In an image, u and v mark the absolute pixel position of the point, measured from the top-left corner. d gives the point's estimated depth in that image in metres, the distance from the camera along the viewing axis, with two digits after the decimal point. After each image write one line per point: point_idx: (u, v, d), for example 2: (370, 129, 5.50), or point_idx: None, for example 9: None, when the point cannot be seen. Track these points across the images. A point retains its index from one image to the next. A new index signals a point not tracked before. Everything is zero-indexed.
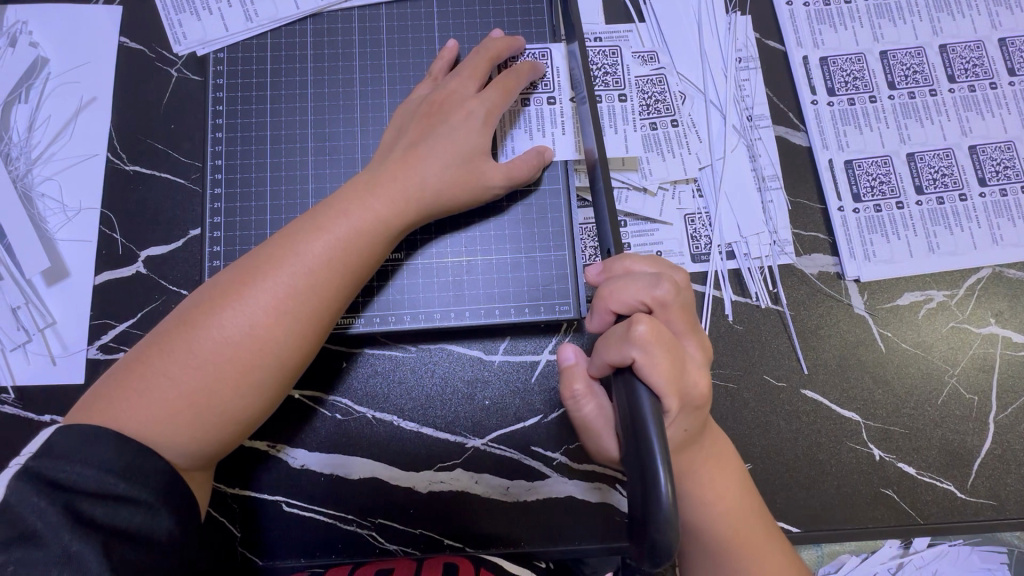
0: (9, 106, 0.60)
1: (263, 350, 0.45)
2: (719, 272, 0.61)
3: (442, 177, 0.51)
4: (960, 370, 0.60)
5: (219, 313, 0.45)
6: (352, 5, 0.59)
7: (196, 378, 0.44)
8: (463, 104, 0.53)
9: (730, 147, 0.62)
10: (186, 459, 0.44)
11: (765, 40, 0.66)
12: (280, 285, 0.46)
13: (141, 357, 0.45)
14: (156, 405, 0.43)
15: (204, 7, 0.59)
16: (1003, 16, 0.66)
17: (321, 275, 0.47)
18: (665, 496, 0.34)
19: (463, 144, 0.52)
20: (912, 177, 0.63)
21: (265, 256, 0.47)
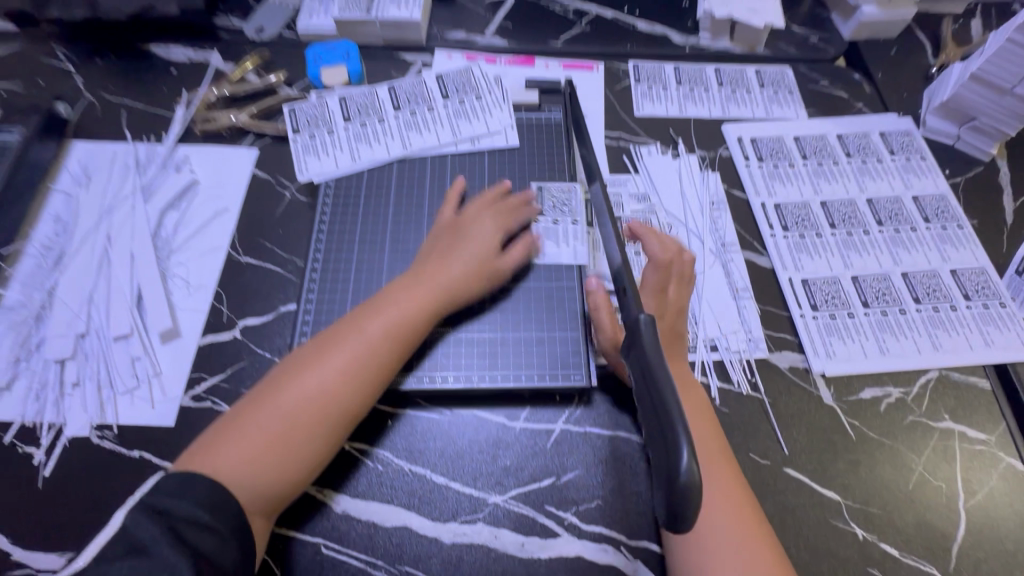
0: (165, 211, 0.80)
1: (329, 406, 0.58)
2: (705, 362, 0.73)
3: (467, 270, 0.68)
4: (925, 458, 0.69)
5: (295, 380, 0.59)
6: (427, 154, 0.83)
7: (279, 430, 0.56)
8: (480, 222, 0.72)
9: (708, 264, 0.79)
10: (262, 500, 0.54)
11: (731, 190, 0.87)
12: (346, 355, 0.60)
13: (230, 419, 0.57)
14: (245, 452, 0.55)
15: (324, 151, 0.83)
16: (913, 181, 0.88)
17: (378, 346, 0.61)
18: (686, 467, 0.35)
19: (484, 251, 0.70)
20: (858, 294, 0.78)
21: (333, 335, 0.62)
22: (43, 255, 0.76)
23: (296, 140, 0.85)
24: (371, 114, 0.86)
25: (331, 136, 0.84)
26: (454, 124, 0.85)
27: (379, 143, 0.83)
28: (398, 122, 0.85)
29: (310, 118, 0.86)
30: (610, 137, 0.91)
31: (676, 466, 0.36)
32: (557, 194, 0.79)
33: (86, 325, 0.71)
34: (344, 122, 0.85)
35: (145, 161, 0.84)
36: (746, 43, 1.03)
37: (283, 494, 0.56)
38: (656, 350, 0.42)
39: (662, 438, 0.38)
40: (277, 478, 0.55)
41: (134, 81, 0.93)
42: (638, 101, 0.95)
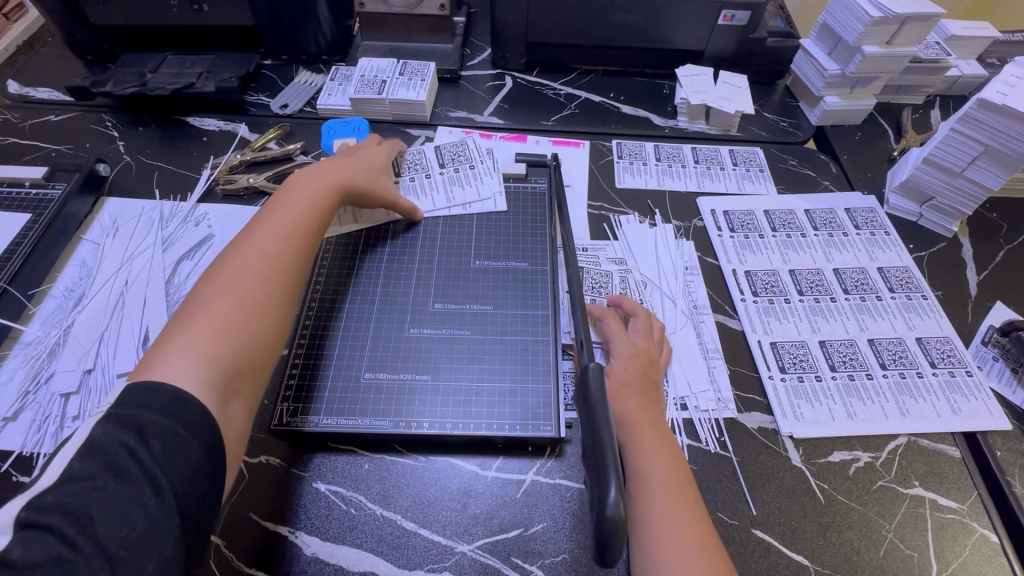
0: (180, 261, 0.88)
1: (275, 264, 0.68)
2: (674, 420, 0.75)
3: (354, 166, 0.84)
4: (896, 524, 0.68)
5: (227, 270, 0.66)
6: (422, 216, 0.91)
7: (227, 311, 0.62)
8: (369, 148, 0.91)
9: (680, 325, 0.84)
10: (242, 364, 0.60)
11: (704, 257, 0.93)
12: (273, 225, 0.72)
13: (168, 328, 0.60)
14: (210, 326, 0.60)
15: None
16: (877, 254, 0.93)
17: (308, 207, 0.76)
18: (612, 500, 0.38)
19: (376, 167, 0.88)
20: (825, 358, 0.81)
21: (239, 242, 0.69)
22: (65, 297, 0.83)
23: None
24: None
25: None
26: (448, 189, 0.94)
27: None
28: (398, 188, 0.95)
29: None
30: (592, 206, 0.98)
31: (604, 498, 0.39)
32: (529, 250, 0.88)
33: (93, 362, 0.76)
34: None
35: (169, 216, 0.93)
36: (721, 126, 1.13)
37: (253, 355, 0.62)
38: (600, 394, 0.47)
39: (596, 469, 0.41)
40: (248, 343, 0.61)
41: (169, 147, 1.04)
42: (619, 175, 1.04)
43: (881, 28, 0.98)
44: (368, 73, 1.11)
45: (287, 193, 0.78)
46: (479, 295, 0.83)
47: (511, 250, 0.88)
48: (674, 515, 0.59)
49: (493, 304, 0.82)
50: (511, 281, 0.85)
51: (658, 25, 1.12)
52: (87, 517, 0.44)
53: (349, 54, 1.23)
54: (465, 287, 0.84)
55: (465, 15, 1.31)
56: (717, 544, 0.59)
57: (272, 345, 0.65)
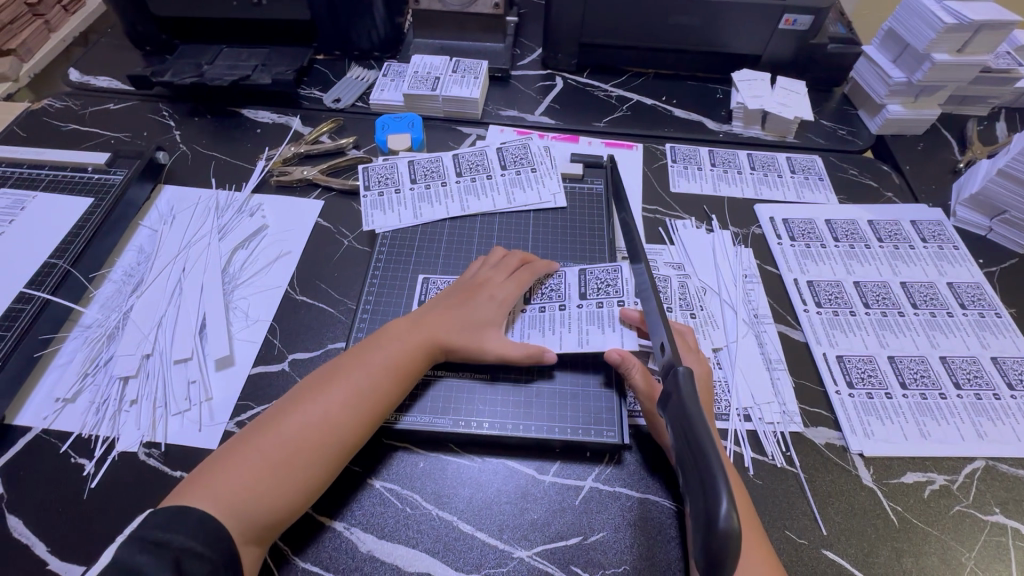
0: (235, 251, 0.88)
1: (324, 437, 0.62)
2: (738, 432, 0.73)
3: (457, 312, 0.74)
4: (977, 553, 0.65)
5: (301, 411, 0.63)
6: (477, 216, 0.91)
7: (277, 454, 0.60)
8: (490, 286, 0.77)
9: (741, 333, 0.81)
10: (257, 526, 0.57)
11: (764, 265, 0.90)
12: (342, 392, 0.65)
13: (238, 443, 0.61)
14: (244, 474, 0.58)
15: (385, 207, 0.92)
16: (947, 268, 0.89)
17: (380, 375, 0.67)
18: (724, 512, 0.37)
19: (478, 318, 0.74)
20: (895, 374, 0.78)
21: (343, 363, 0.68)
22: (124, 281, 0.84)
23: (366, 196, 0.93)
24: (434, 178, 0.95)
25: (397, 195, 0.93)
26: (508, 190, 0.93)
27: (439, 203, 0.92)
28: (458, 186, 0.94)
29: (379, 177, 0.96)
30: (647, 210, 0.96)
31: (714, 511, 0.37)
32: (601, 277, 0.80)
33: (151, 347, 0.76)
34: (409, 182, 0.95)
35: (224, 206, 0.93)
36: (778, 133, 1.10)
37: (268, 527, 0.57)
38: (693, 401, 0.45)
39: (700, 478, 0.40)
40: (270, 505, 0.58)
41: (224, 137, 1.05)
42: (674, 179, 1.01)
43: (953, 36, 0.95)
44: (421, 69, 1.10)
45: (384, 335, 0.71)
46: (546, 328, 0.76)
47: (588, 288, 0.80)
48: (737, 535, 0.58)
49: (559, 339, 0.75)
50: (578, 312, 0.77)
51: (716, 28, 1.10)
52: None
53: (400, 51, 1.24)
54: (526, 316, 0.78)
55: (515, 16, 1.31)
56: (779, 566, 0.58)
57: (287, 519, 0.59)
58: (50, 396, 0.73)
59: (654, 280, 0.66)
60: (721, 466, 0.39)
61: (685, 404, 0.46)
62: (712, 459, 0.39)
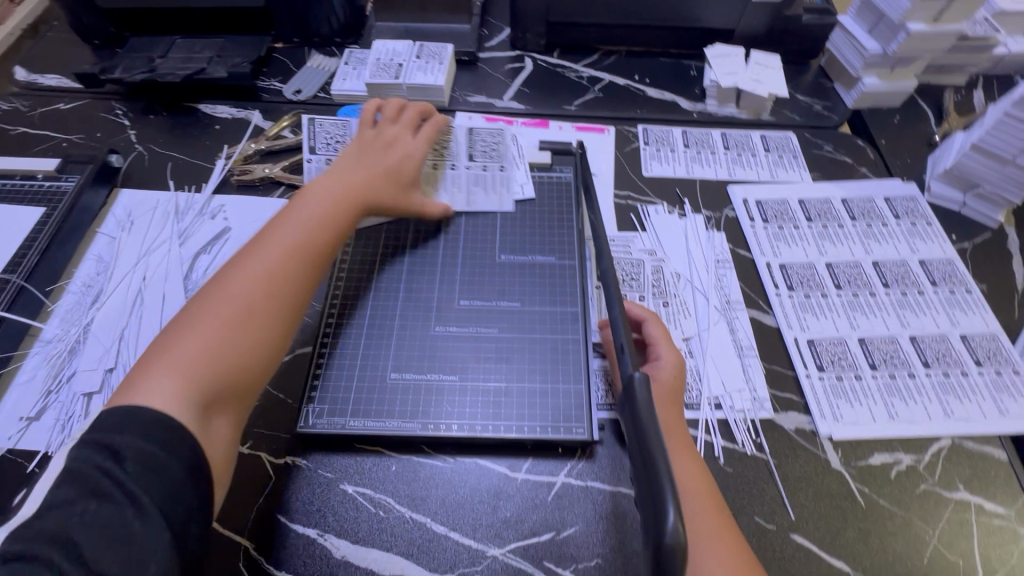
0: (197, 255, 0.86)
1: (282, 258, 0.67)
2: (709, 421, 0.73)
3: (377, 186, 0.79)
4: (941, 530, 0.66)
5: (234, 280, 0.64)
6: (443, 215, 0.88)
7: (198, 347, 0.58)
8: (399, 142, 0.86)
9: (713, 321, 0.81)
10: (200, 393, 0.56)
11: (736, 248, 0.89)
12: (295, 222, 0.70)
13: (148, 354, 0.58)
14: (166, 371, 0.56)
15: None
16: (919, 245, 0.89)
17: (318, 205, 0.73)
18: (671, 522, 0.37)
19: (398, 158, 0.84)
20: (865, 356, 0.78)
21: (248, 252, 0.67)
22: (83, 292, 0.82)
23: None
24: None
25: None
26: (470, 190, 0.90)
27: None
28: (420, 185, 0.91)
29: None
30: (619, 196, 0.95)
31: (662, 522, 0.38)
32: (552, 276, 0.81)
33: (114, 360, 0.75)
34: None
35: (185, 209, 0.91)
36: (752, 110, 1.08)
37: (200, 410, 0.55)
38: (648, 408, 0.45)
39: (648, 486, 0.40)
40: (219, 365, 0.58)
41: (181, 136, 1.01)
42: (645, 162, 0.99)
43: (927, 4, 0.93)
44: (384, 56, 1.06)
45: (288, 217, 0.72)
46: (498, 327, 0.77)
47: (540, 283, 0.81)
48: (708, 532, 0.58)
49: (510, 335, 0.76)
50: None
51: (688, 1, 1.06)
52: (72, 539, 0.44)
53: (362, 36, 1.19)
54: (476, 311, 0.78)
55: None
56: (750, 556, 0.59)
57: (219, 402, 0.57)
58: (13, 416, 0.71)
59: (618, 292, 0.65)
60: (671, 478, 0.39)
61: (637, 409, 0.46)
62: (661, 471, 0.40)
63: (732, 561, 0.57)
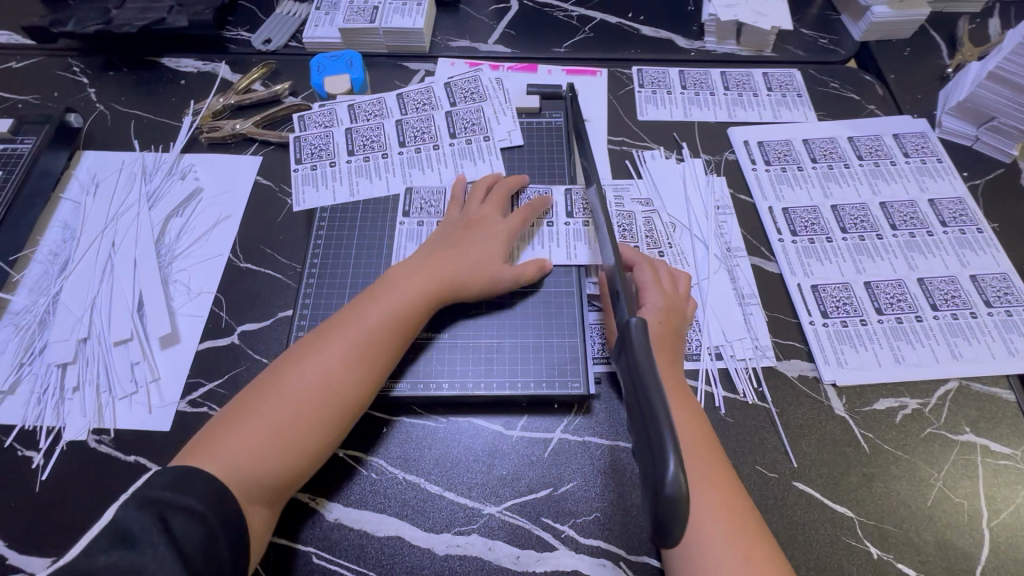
0: (169, 218, 0.81)
1: (332, 395, 0.59)
2: (709, 371, 0.71)
3: (477, 278, 0.69)
4: (945, 473, 0.65)
5: (304, 364, 0.61)
6: (428, 174, 0.83)
7: (279, 420, 0.57)
8: (491, 224, 0.73)
9: (713, 269, 0.77)
10: (263, 486, 0.55)
11: (737, 194, 0.85)
12: (343, 349, 0.61)
13: (236, 409, 0.59)
14: (247, 435, 0.56)
15: (322, 183, 0.83)
16: (929, 184, 0.85)
17: (403, 306, 0.65)
18: (672, 475, 0.35)
19: (490, 249, 0.70)
20: (871, 300, 0.75)
21: (348, 315, 0.64)
22: (50, 260, 0.78)
23: (298, 170, 0.84)
24: (374, 150, 0.85)
25: (333, 168, 0.84)
26: (456, 162, 0.84)
27: (379, 177, 0.83)
28: (400, 159, 0.84)
29: (315, 149, 0.85)
30: (613, 142, 0.89)
31: (662, 474, 0.35)
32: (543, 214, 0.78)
33: (88, 330, 0.72)
34: (347, 155, 0.84)
35: (152, 170, 0.85)
36: (754, 47, 1.01)
37: (276, 484, 0.56)
38: (646, 358, 0.42)
39: (648, 438, 0.38)
40: (281, 462, 0.56)
41: (144, 92, 0.95)
42: (641, 106, 0.94)
43: None
44: None
45: (397, 284, 0.67)
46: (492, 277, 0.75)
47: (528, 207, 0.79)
48: (702, 482, 0.57)
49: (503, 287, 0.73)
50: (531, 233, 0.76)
51: None
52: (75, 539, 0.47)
53: None
54: None
55: None
56: (747, 505, 0.57)
57: (290, 479, 0.57)
58: None
59: (605, 206, 0.64)
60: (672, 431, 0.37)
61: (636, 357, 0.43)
62: (662, 421, 0.37)
63: (726, 511, 0.56)
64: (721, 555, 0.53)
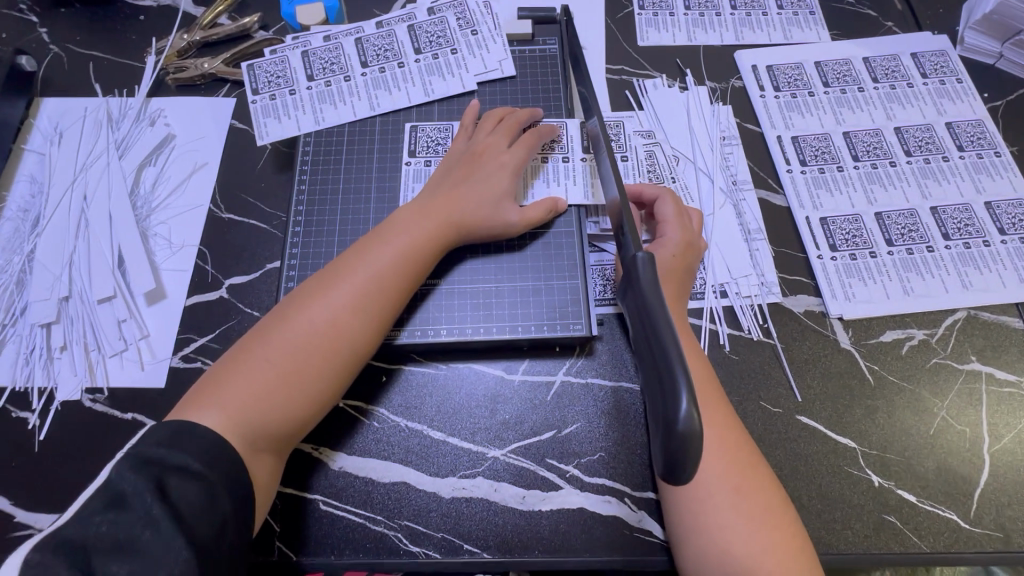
0: (142, 168, 0.76)
1: (334, 341, 0.56)
2: (714, 309, 0.69)
3: (484, 211, 0.64)
4: (949, 402, 0.65)
5: (310, 306, 0.57)
6: (413, 104, 0.75)
7: (284, 366, 0.55)
8: (498, 157, 0.67)
9: (718, 205, 0.74)
10: (271, 436, 0.54)
11: (744, 123, 0.80)
12: (345, 294, 0.57)
13: (239, 353, 0.56)
14: (251, 383, 0.54)
15: (285, 112, 0.74)
16: (947, 106, 0.80)
17: (412, 245, 0.61)
18: (684, 412, 0.33)
19: (497, 189, 0.66)
20: (881, 231, 0.72)
21: (353, 257, 0.60)
22: (21, 217, 0.73)
23: (255, 101, 0.74)
24: (337, 71, 0.76)
25: (293, 96, 0.75)
26: (425, 80, 0.76)
27: (344, 103, 0.75)
28: (364, 80, 0.76)
29: (271, 74, 0.75)
30: (612, 71, 0.83)
31: (673, 411, 0.33)
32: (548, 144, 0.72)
33: (68, 288, 0.69)
34: (307, 80, 0.75)
35: (118, 116, 0.79)
36: None
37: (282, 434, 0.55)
38: (654, 292, 0.39)
39: (655, 374, 0.36)
40: (291, 410, 0.55)
41: (100, 30, 0.87)
42: (641, 30, 0.86)
43: None
44: None
45: (413, 222, 0.62)
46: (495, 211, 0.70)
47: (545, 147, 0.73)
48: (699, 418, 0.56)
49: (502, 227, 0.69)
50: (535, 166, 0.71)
51: None
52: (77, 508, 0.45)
53: None
54: None
55: None
56: (744, 440, 0.57)
57: (296, 429, 0.56)
58: None
59: (605, 131, 0.58)
60: (684, 365, 0.35)
61: (642, 291, 0.40)
62: (672, 357, 0.35)
63: (722, 446, 0.55)
64: (712, 487, 0.54)
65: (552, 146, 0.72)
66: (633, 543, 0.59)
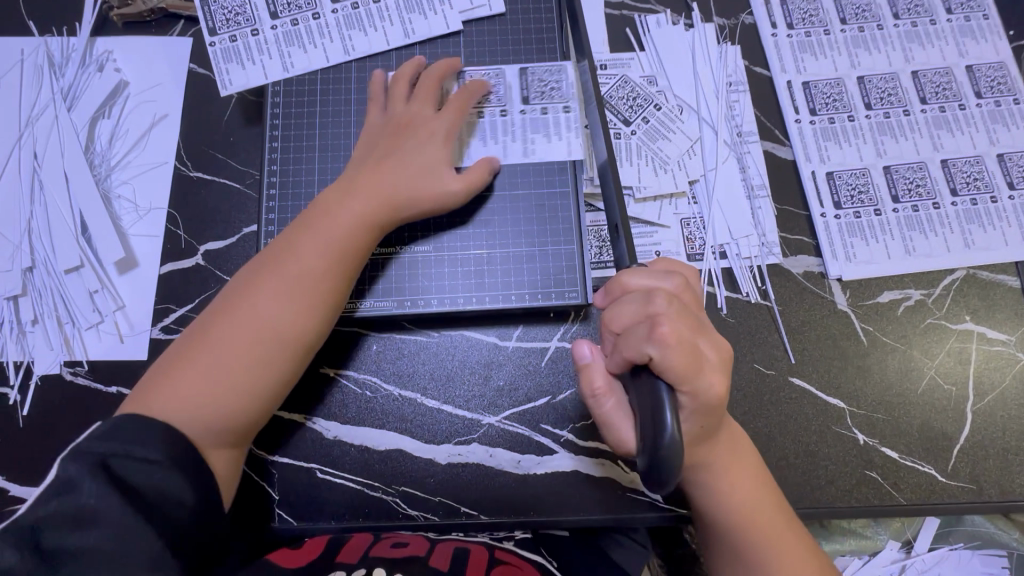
0: (95, 121, 0.69)
1: (272, 331, 0.52)
2: (713, 271, 0.67)
3: (425, 186, 0.59)
4: (939, 362, 0.65)
5: (248, 299, 0.53)
6: (390, 47, 0.68)
7: (224, 362, 0.50)
8: (426, 123, 0.61)
9: (722, 159, 0.70)
10: (223, 431, 0.50)
11: (753, 67, 0.74)
12: (278, 281, 0.53)
13: (173, 356, 0.52)
14: (189, 382, 0.50)
15: (248, 57, 0.66)
16: (969, 46, 0.74)
17: (353, 226, 0.56)
18: (670, 428, 0.40)
19: (429, 157, 0.60)
20: (888, 187, 0.70)
21: (287, 243, 0.55)
22: None
23: (214, 44, 0.66)
24: (303, 7, 0.68)
25: (256, 37, 0.67)
26: (404, 18, 0.68)
27: (314, 46, 0.67)
28: (336, 19, 0.68)
29: (229, 11, 0.67)
30: (610, 4, 0.75)
31: (662, 428, 0.40)
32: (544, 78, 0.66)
33: (30, 258, 0.65)
34: (271, 19, 0.67)
35: (60, 58, 0.71)
36: None
37: (237, 428, 0.51)
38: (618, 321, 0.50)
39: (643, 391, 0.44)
40: (239, 405, 0.51)
41: None
42: None
43: None
44: None
45: (348, 202, 0.57)
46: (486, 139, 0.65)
47: (532, 91, 0.66)
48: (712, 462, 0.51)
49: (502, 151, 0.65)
50: (521, 120, 0.65)
51: None
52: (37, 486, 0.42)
53: None
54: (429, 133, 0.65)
55: None
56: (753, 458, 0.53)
57: (253, 424, 0.52)
58: None
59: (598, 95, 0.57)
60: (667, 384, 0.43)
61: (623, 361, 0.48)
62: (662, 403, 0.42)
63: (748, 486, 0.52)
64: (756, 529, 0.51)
65: (540, 99, 0.66)
66: (624, 502, 0.61)
